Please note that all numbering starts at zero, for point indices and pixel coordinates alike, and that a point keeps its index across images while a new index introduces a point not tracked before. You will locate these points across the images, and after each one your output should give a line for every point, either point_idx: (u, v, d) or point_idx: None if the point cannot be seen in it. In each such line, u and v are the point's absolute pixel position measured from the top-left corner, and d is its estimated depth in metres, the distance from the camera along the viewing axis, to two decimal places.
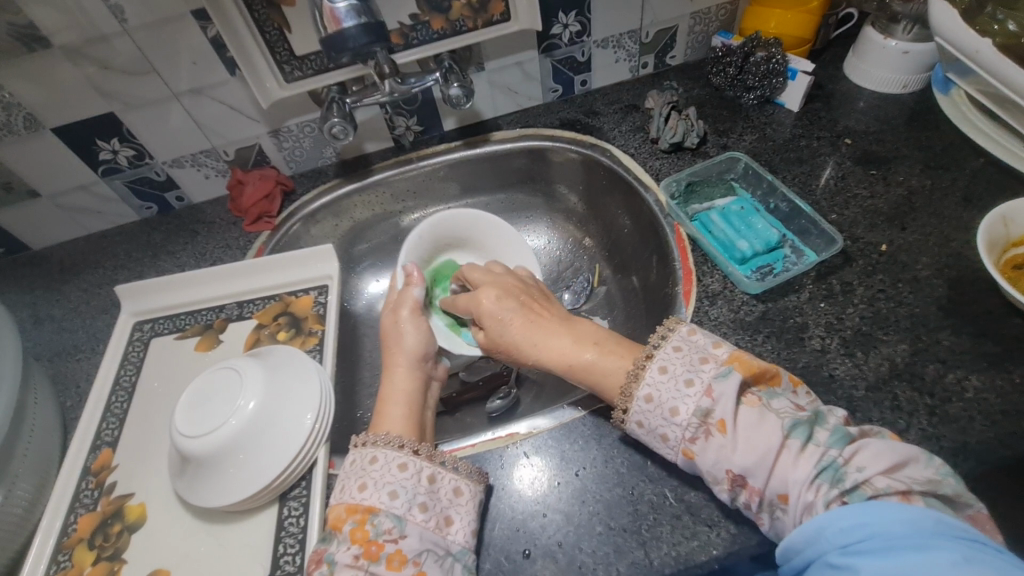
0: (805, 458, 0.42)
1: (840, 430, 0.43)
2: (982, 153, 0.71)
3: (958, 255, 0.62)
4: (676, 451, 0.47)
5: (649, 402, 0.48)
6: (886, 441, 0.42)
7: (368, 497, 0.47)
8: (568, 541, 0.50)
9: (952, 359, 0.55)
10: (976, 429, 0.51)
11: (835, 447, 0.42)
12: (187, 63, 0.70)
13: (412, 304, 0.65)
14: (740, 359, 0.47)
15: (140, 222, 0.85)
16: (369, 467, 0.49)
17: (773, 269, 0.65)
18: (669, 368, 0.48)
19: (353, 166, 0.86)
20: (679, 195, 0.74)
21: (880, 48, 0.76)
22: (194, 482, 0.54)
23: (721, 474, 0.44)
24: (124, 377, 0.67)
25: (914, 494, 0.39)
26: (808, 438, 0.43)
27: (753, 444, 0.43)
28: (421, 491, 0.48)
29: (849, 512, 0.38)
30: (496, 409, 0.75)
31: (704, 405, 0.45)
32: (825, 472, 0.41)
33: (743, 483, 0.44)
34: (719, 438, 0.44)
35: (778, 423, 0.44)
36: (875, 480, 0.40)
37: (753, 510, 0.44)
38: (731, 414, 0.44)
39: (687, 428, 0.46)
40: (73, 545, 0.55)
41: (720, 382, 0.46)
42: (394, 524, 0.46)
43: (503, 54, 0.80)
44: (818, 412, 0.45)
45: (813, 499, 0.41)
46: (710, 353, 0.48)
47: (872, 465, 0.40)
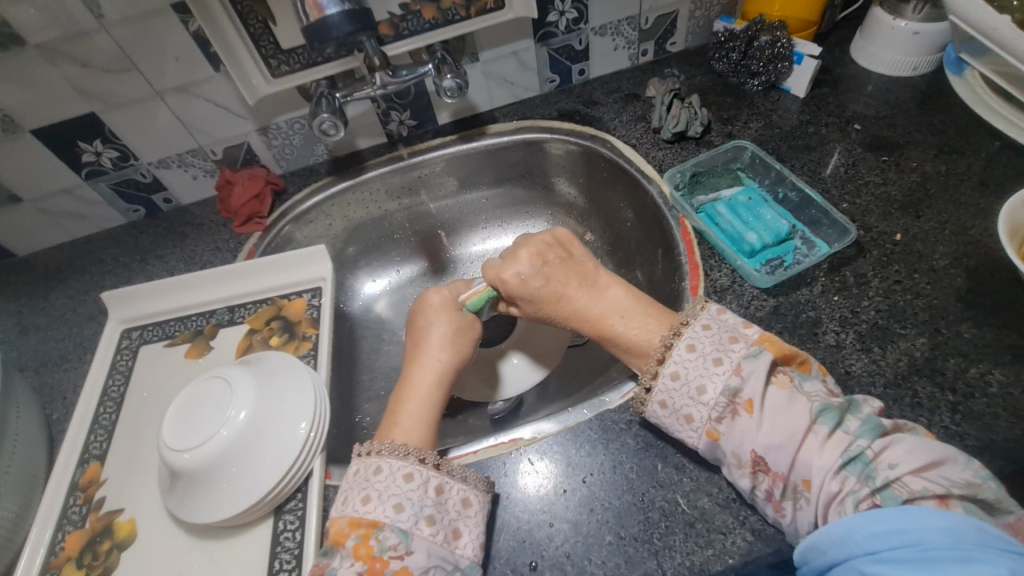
0: (830, 447, 0.42)
1: (873, 420, 0.42)
2: (998, 136, 0.68)
3: (976, 243, 0.60)
4: (700, 433, 0.47)
5: (675, 381, 0.48)
6: (921, 438, 0.41)
7: (372, 510, 0.45)
8: (577, 552, 0.48)
9: (974, 353, 0.53)
10: (1002, 427, 0.49)
11: (865, 438, 0.41)
12: (170, 59, 0.67)
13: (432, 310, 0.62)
14: (771, 340, 0.47)
15: (127, 226, 0.82)
16: (373, 478, 0.47)
17: (784, 261, 0.63)
18: (697, 347, 0.48)
19: (345, 163, 0.84)
20: (684, 186, 0.71)
21: (890, 29, 0.73)
22: (185, 498, 0.52)
23: (745, 456, 0.44)
24: (113, 386, 0.64)
25: (952, 499, 0.39)
26: (837, 425, 0.42)
27: (779, 426, 0.43)
28: (428, 504, 0.46)
29: (883, 517, 0.38)
30: (499, 411, 0.73)
31: (732, 384, 0.45)
32: (853, 465, 0.41)
33: (766, 468, 0.44)
34: (746, 418, 0.44)
35: (806, 405, 0.43)
36: (909, 480, 0.40)
37: (774, 498, 0.43)
38: (759, 393, 0.44)
39: (714, 408, 0.46)
40: (61, 564, 0.53)
41: (750, 361, 0.46)
42: (400, 540, 0.44)
43: (498, 44, 0.77)
44: (852, 400, 0.44)
45: (838, 490, 0.40)
46: (740, 332, 0.49)
47: (905, 463, 0.40)
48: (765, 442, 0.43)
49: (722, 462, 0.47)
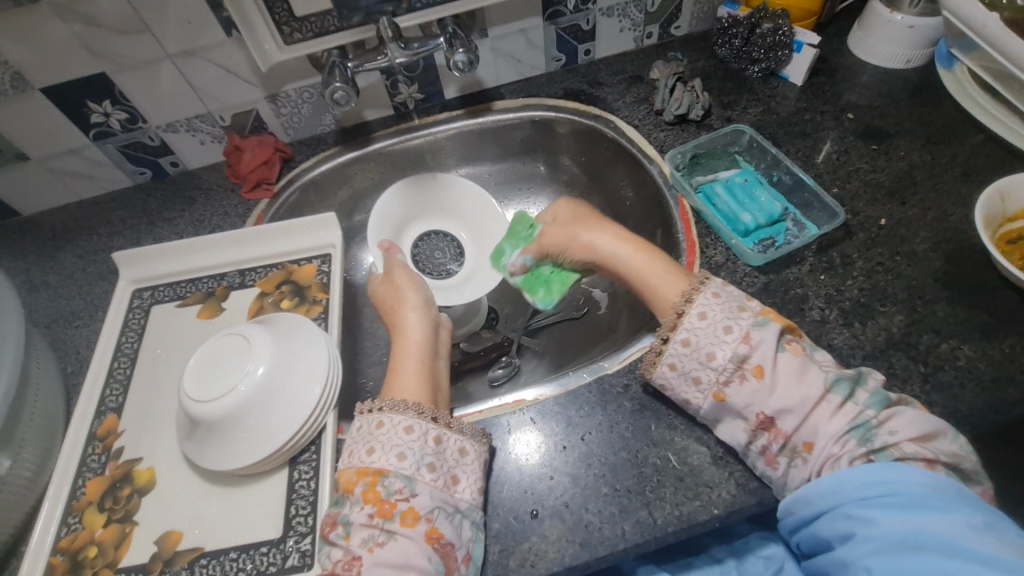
0: (841, 414, 0.45)
1: (881, 393, 0.46)
2: (982, 129, 0.72)
3: (954, 228, 0.64)
4: (707, 394, 0.49)
5: (685, 346, 0.50)
6: (918, 411, 0.45)
7: (377, 460, 0.48)
8: (575, 502, 0.51)
9: (946, 330, 0.57)
10: (968, 396, 0.53)
11: (873, 408, 0.45)
12: (182, 23, 0.67)
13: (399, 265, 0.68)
14: (774, 313, 0.49)
15: (134, 188, 0.83)
16: (376, 432, 0.49)
17: (776, 241, 0.66)
18: (708, 314, 0.50)
19: (352, 134, 0.85)
20: (683, 167, 0.74)
21: (886, 22, 0.76)
22: (204, 446, 0.54)
23: (750, 417, 0.47)
24: (126, 343, 0.66)
25: (938, 463, 0.43)
26: (848, 395, 0.45)
27: (791, 389, 0.46)
28: (429, 453, 0.49)
29: (876, 471, 0.42)
30: (497, 378, 0.76)
31: (741, 351, 0.47)
32: (856, 430, 0.44)
33: (768, 427, 0.47)
34: (756, 382, 0.46)
35: (821, 376, 0.46)
36: (904, 445, 0.44)
37: (773, 454, 0.47)
38: (770, 360, 0.46)
39: (722, 372, 0.48)
40: (83, 508, 0.55)
41: (759, 330, 0.48)
42: (404, 484, 0.47)
43: (507, 20, 0.78)
44: (861, 373, 0.47)
45: (837, 451, 0.44)
46: (746, 303, 0.50)
47: (904, 431, 0.44)
48: (777, 405, 0.46)
49: (720, 420, 0.50)
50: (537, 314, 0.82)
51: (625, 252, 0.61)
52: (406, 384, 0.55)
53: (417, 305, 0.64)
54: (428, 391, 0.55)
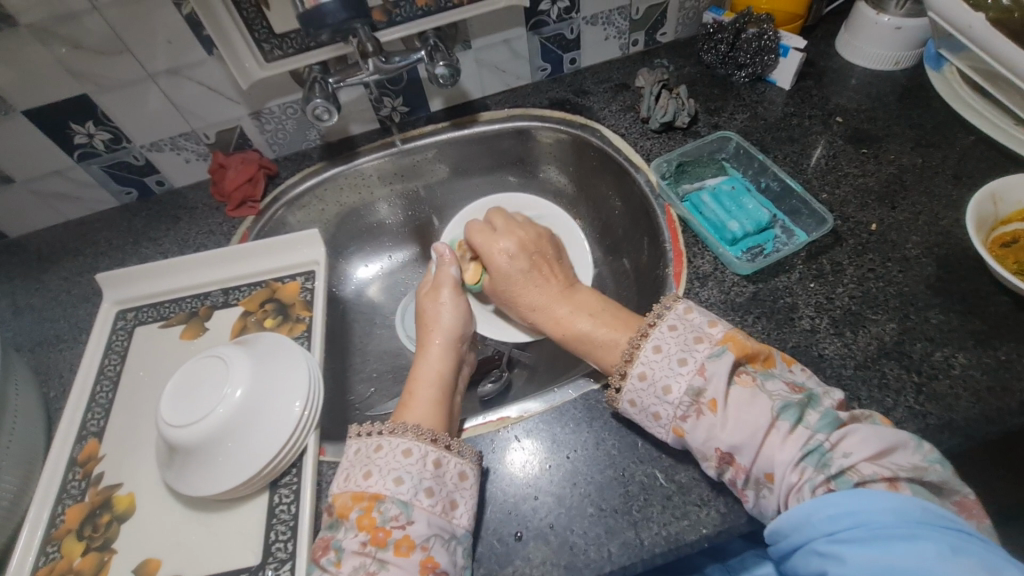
0: (792, 440, 0.44)
1: (830, 413, 0.45)
2: (973, 130, 0.71)
3: (947, 233, 0.62)
4: (667, 429, 0.49)
5: (643, 380, 0.50)
6: (874, 427, 0.44)
7: (373, 484, 0.48)
8: (560, 523, 0.50)
9: (940, 338, 0.56)
10: (963, 407, 0.51)
11: (824, 431, 0.44)
12: (163, 43, 0.67)
13: (452, 283, 0.68)
14: (734, 339, 0.49)
15: (120, 208, 0.83)
16: (374, 455, 0.49)
17: (764, 249, 0.65)
18: (662, 347, 0.50)
19: (338, 149, 0.84)
20: (670, 175, 0.73)
21: (873, 24, 0.75)
22: (183, 472, 0.54)
23: (710, 452, 0.46)
24: (109, 365, 0.66)
25: (900, 482, 0.42)
26: (797, 420, 0.45)
27: (744, 422, 0.45)
28: (427, 477, 0.48)
29: (838, 501, 0.41)
30: (488, 394, 0.75)
31: (696, 384, 0.47)
32: (811, 456, 0.43)
33: (730, 461, 0.46)
34: (711, 416, 0.46)
35: (767, 404, 0.45)
36: (861, 467, 0.42)
37: (739, 486, 0.46)
38: (722, 393, 0.46)
39: (678, 407, 0.48)
40: (62, 536, 0.54)
41: (713, 362, 0.47)
42: (400, 510, 0.46)
43: (490, 32, 0.78)
44: (813, 393, 0.46)
45: (796, 480, 0.43)
46: (705, 332, 0.50)
47: (858, 451, 0.43)
48: (732, 440, 0.45)
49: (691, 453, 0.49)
50: None
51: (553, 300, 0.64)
52: (420, 410, 0.55)
53: (446, 330, 0.64)
54: (440, 419, 0.55)
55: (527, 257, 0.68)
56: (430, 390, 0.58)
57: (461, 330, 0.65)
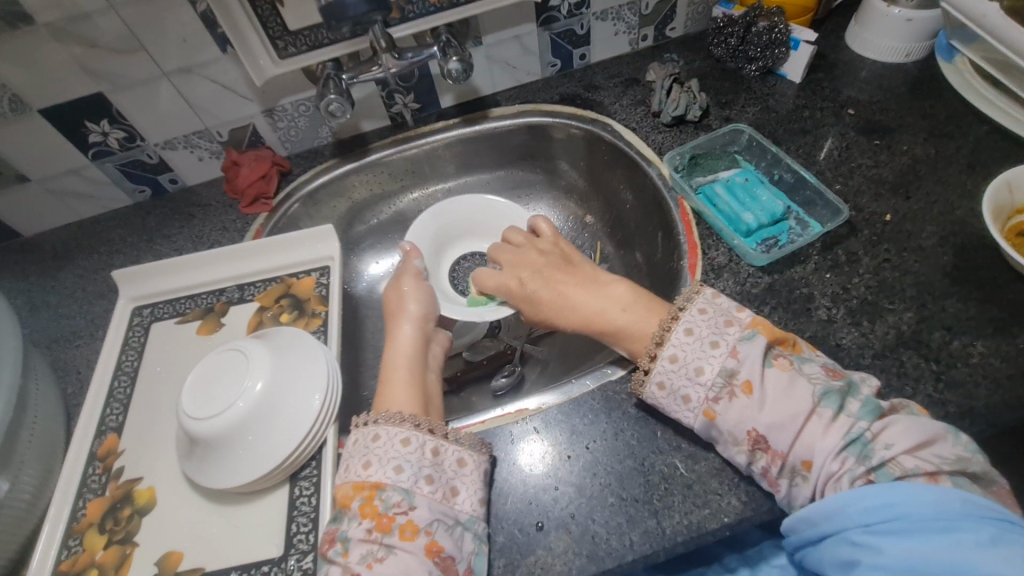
0: (835, 428, 0.44)
1: (871, 403, 0.45)
2: (986, 120, 0.71)
3: (962, 222, 0.62)
4: (697, 413, 0.48)
5: (672, 362, 0.49)
6: (913, 418, 0.44)
7: (374, 472, 0.47)
8: (581, 512, 0.50)
9: (957, 326, 0.55)
10: (983, 394, 0.51)
11: (865, 420, 0.44)
12: (177, 41, 0.68)
13: (412, 272, 0.69)
14: (763, 324, 0.49)
15: (134, 206, 0.83)
16: (371, 445, 0.49)
17: (779, 241, 0.65)
18: (694, 330, 0.50)
19: (349, 145, 0.85)
20: (683, 169, 0.73)
21: (884, 16, 0.75)
22: (204, 464, 0.54)
23: (742, 437, 0.46)
24: (126, 361, 0.66)
25: (942, 474, 0.42)
26: (839, 407, 0.44)
27: (782, 407, 0.45)
28: (426, 464, 0.48)
29: (875, 493, 0.41)
30: (502, 388, 0.75)
31: (729, 366, 0.47)
32: (852, 446, 0.43)
33: (765, 447, 0.46)
34: (744, 399, 0.46)
35: (808, 388, 0.45)
36: (903, 459, 0.42)
37: (772, 475, 0.46)
38: (757, 375, 0.46)
39: (710, 388, 0.47)
40: (84, 529, 0.55)
41: (745, 344, 0.47)
42: (402, 497, 0.46)
43: (501, 28, 0.78)
44: (851, 382, 0.46)
45: (837, 469, 0.43)
46: (734, 316, 0.50)
47: (900, 442, 0.43)
48: (768, 422, 0.45)
49: (718, 440, 0.49)
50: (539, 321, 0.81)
51: (593, 303, 0.58)
52: (397, 401, 0.54)
53: (416, 319, 0.64)
54: (418, 403, 0.54)
55: (546, 276, 0.64)
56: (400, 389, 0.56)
57: (422, 319, 0.65)
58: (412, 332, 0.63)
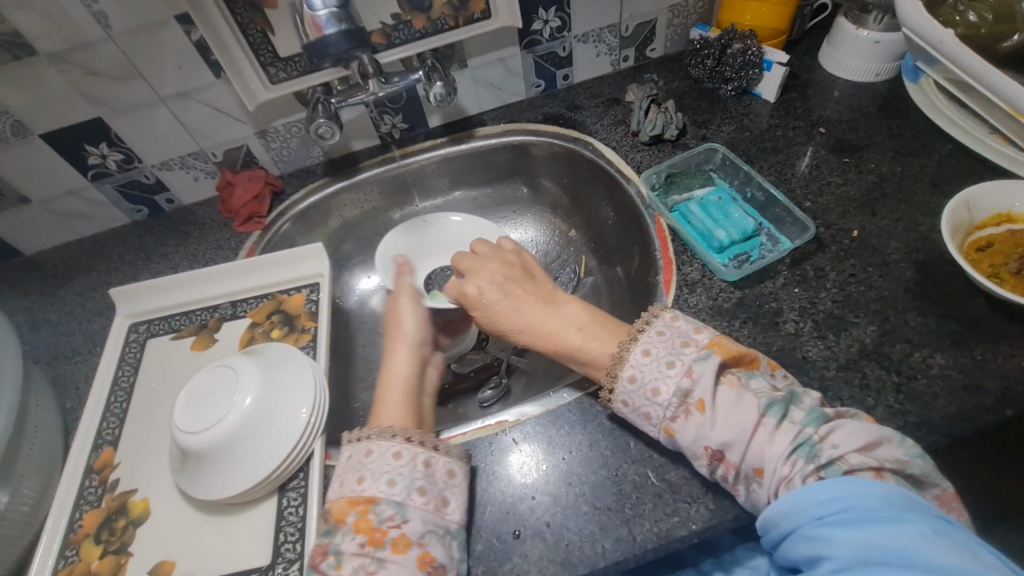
0: (780, 435, 0.46)
1: (816, 410, 0.47)
2: (950, 139, 0.73)
3: (925, 238, 0.65)
4: (659, 429, 0.50)
5: (633, 382, 0.51)
6: (860, 422, 0.46)
7: (367, 488, 0.49)
8: (556, 521, 0.52)
9: (918, 339, 0.58)
10: (940, 404, 0.54)
11: (811, 426, 0.46)
12: (173, 67, 0.71)
13: (409, 292, 0.70)
14: (719, 344, 0.51)
15: (131, 225, 0.86)
16: (364, 460, 0.51)
17: (750, 256, 0.68)
18: (651, 351, 0.52)
19: (340, 165, 0.88)
20: (659, 187, 0.76)
21: (852, 38, 0.78)
22: (195, 477, 0.56)
23: (700, 450, 0.48)
24: (123, 377, 0.68)
25: (885, 471, 0.44)
26: (783, 416, 0.47)
27: (731, 422, 0.47)
28: (418, 476, 0.50)
29: (825, 487, 0.42)
30: (488, 400, 0.77)
31: (684, 385, 0.49)
32: (800, 449, 0.45)
33: (721, 458, 0.48)
34: (699, 416, 0.48)
35: (754, 402, 0.48)
36: (850, 457, 0.44)
37: (730, 482, 0.48)
38: (709, 393, 0.48)
39: (668, 408, 0.49)
40: (80, 540, 0.57)
41: (700, 364, 0.49)
42: (396, 511, 0.48)
43: (485, 51, 0.81)
44: (794, 392, 0.49)
45: (787, 472, 0.45)
46: (691, 338, 0.52)
47: (846, 443, 0.45)
48: (721, 437, 0.47)
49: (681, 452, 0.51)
50: None
51: (542, 319, 0.59)
52: (391, 411, 0.57)
53: (412, 339, 0.65)
54: (411, 419, 0.57)
55: (503, 286, 0.62)
56: (398, 392, 0.59)
57: (420, 338, 0.66)
58: (410, 347, 0.64)
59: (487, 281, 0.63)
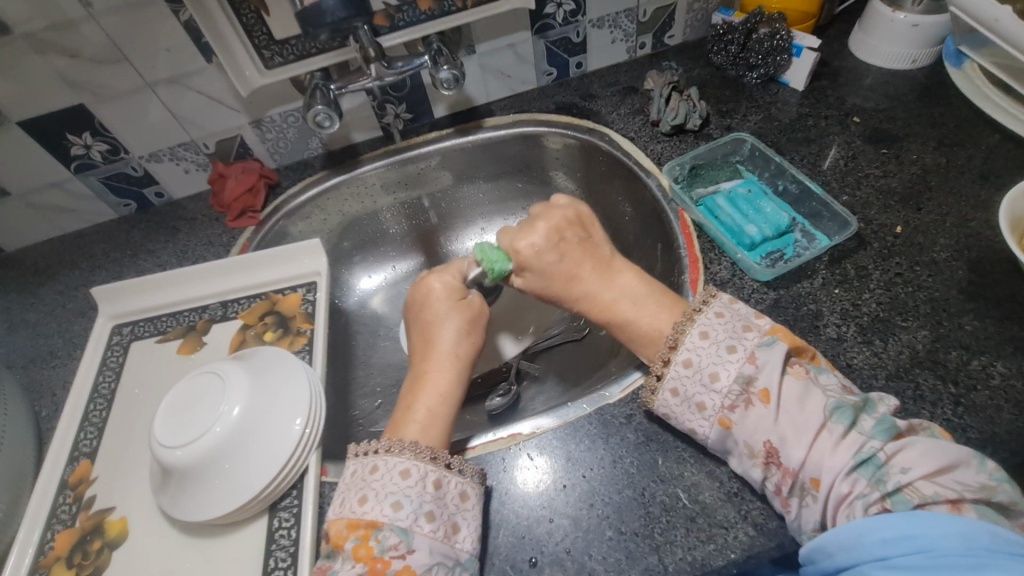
0: (843, 447, 0.41)
1: (886, 420, 0.42)
2: (998, 128, 0.68)
3: (976, 235, 0.60)
4: (711, 421, 0.46)
5: (688, 367, 0.47)
6: (931, 441, 0.41)
7: (370, 510, 0.44)
8: (577, 547, 0.47)
9: (975, 345, 0.52)
10: (1005, 419, 0.48)
11: (878, 439, 0.41)
12: (161, 50, 0.66)
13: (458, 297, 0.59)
14: (783, 332, 0.47)
15: (118, 220, 0.81)
16: (369, 477, 0.46)
17: (784, 254, 0.63)
18: (710, 333, 0.47)
19: (340, 157, 0.82)
20: (683, 179, 0.71)
21: (888, 21, 0.73)
22: (177, 495, 0.51)
23: (757, 448, 0.43)
24: (103, 383, 0.63)
25: (965, 503, 0.38)
26: (851, 425, 0.41)
27: (798, 417, 0.42)
28: (427, 499, 0.45)
29: (893, 522, 0.37)
30: (496, 407, 0.72)
31: (746, 372, 0.45)
32: (863, 467, 0.40)
33: (777, 462, 0.43)
34: (761, 408, 0.43)
35: (822, 400, 0.43)
36: (920, 485, 0.39)
37: (783, 494, 0.43)
38: (775, 384, 0.43)
39: (726, 395, 0.45)
40: (50, 564, 0.52)
41: (764, 351, 0.45)
42: (400, 539, 0.43)
43: (495, 35, 0.76)
44: (868, 398, 0.43)
45: (848, 492, 0.40)
46: (752, 321, 0.48)
47: (916, 466, 0.39)
48: (781, 434, 0.42)
49: (731, 453, 0.46)
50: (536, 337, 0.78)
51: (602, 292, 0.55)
52: (420, 424, 0.50)
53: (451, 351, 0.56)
54: (441, 435, 0.50)
55: (559, 245, 0.57)
56: (431, 398, 0.52)
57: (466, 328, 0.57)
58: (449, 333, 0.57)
59: (544, 240, 0.58)
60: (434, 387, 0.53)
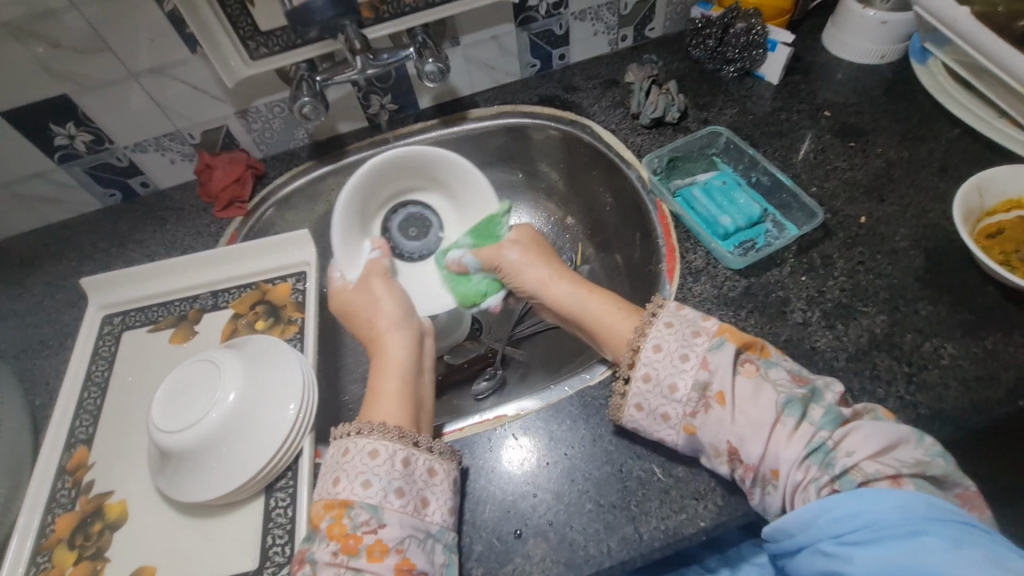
0: (797, 438, 0.44)
1: (833, 410, 0.45)
2: (958, 124, 0.72)
3: (934, 226, 0.63)
4: (677, 429, 0.49)
5: (648, 381, 0.50)
6: (877, 422, 0.45)
7: (342, 490, 0.47)
8: (558, 519, 0.50)
9: (928, 329, 0.56)
10: (952, 396, 0.52)
11: (827, 429, 0.44)
12: (145, 41, 0.66)
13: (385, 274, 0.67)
14: (730, 331, 0.50)
15: (104, 210, 0.81)
16: (341, 459, 0.48)
17: (756, 243, 0.66)
18: (662, 346, 0.50)
19: (326, 147, 0.83)
20: (662, 171, 0.74)
21: (858, 18, 0.76)
22: (176, 478, 0.53)
23: (721, 447, 0.47)
24: (96, 372, 0.64)
25: (903, 478, 0.42)
26: (802, 416, 0.45)
27: (752, 415, 0.46)
28: (395, 476, 0.48)
29: (847, 502, 0.41)
30: (483, 391, 0.75)
31: (701, 378, 0.48)
32: (816, 454, 0.44)
33: (740, 459, 0.46)
34: (719, 410, 0.47)
35: (773, 397, 0.46)
36: (865, 465, 0.43)
37: (747, 484, 0.46)
38: (729, 385, 0.47)
39: (687, 403, 0.48)
40: (53, 545, 0.53)
41: (714, 354, 0.48)
42: (370, 515, 0.46)
43: (478, 28, 0.77)
44: (816, 388, 0.47)
45: (803, 478, 0.44)
46: (701, 326, 0.51)
47: (861, 449, 0.43)
48: (738, 434, 0.46)
49: (701, 453, 0.49)
50: (521, 324, 0.81)
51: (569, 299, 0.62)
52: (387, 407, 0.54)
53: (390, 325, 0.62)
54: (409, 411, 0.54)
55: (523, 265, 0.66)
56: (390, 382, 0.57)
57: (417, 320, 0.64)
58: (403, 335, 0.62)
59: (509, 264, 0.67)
60: (392, 375, 0.57)
